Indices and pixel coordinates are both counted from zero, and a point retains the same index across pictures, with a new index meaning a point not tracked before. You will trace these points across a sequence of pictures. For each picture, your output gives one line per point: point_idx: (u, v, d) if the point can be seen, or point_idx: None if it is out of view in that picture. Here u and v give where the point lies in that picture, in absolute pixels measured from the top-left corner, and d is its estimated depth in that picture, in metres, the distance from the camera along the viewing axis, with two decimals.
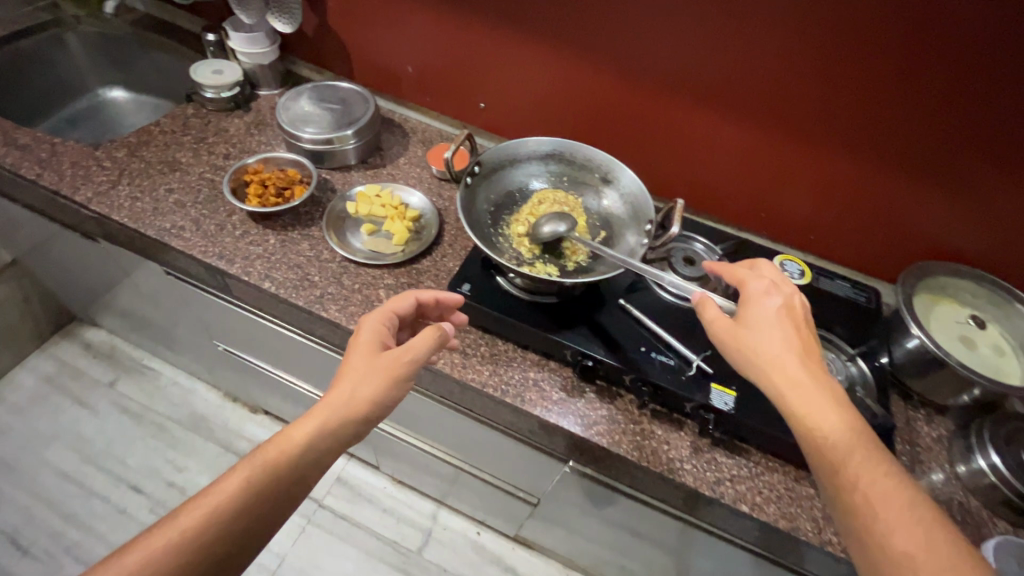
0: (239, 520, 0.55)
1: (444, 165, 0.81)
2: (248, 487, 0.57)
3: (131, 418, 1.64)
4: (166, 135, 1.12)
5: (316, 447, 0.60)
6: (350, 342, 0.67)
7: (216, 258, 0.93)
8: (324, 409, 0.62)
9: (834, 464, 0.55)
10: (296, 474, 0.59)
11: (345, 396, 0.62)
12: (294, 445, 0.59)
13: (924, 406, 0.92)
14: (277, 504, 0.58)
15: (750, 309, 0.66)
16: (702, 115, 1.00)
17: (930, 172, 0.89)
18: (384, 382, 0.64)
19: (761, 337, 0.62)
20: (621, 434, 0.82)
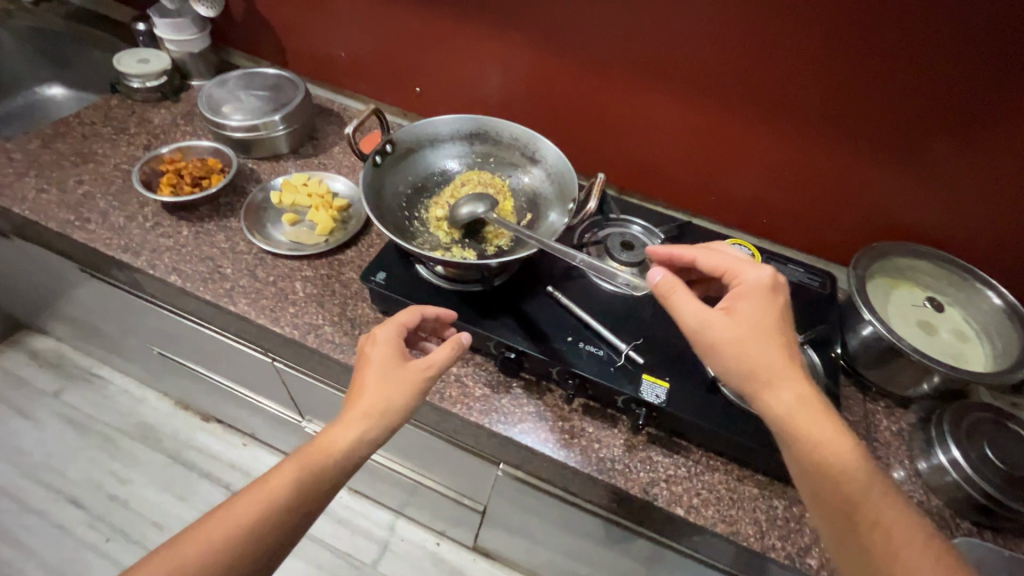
0: (274, 526, 0.56)
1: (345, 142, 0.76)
2: (280, 495, 0.56)
3: (74, 429, 1.57)
4: (84, 126, 1.06)
5: (346, 459, 0.59)
6: (368, 354, 0.64)
7: (120, 250, 0.87)
8: (354, 420, 0.60)
9: (839, 484, 0.54)
10: (329, 483, 0.58)
11: (374, 407, 0.60)
12: (327, 456, 0.58)
13: (883, 398, 0.85)
14: (308, 511, 0.58)
15: (742, 306, 0.61)
16: (643, 91, 0.94)
17: (884, 143, 0.83)
18: (401, 398, 0.61)
19: (759, 349, 0.58)
20: (549, 432, 0.76)
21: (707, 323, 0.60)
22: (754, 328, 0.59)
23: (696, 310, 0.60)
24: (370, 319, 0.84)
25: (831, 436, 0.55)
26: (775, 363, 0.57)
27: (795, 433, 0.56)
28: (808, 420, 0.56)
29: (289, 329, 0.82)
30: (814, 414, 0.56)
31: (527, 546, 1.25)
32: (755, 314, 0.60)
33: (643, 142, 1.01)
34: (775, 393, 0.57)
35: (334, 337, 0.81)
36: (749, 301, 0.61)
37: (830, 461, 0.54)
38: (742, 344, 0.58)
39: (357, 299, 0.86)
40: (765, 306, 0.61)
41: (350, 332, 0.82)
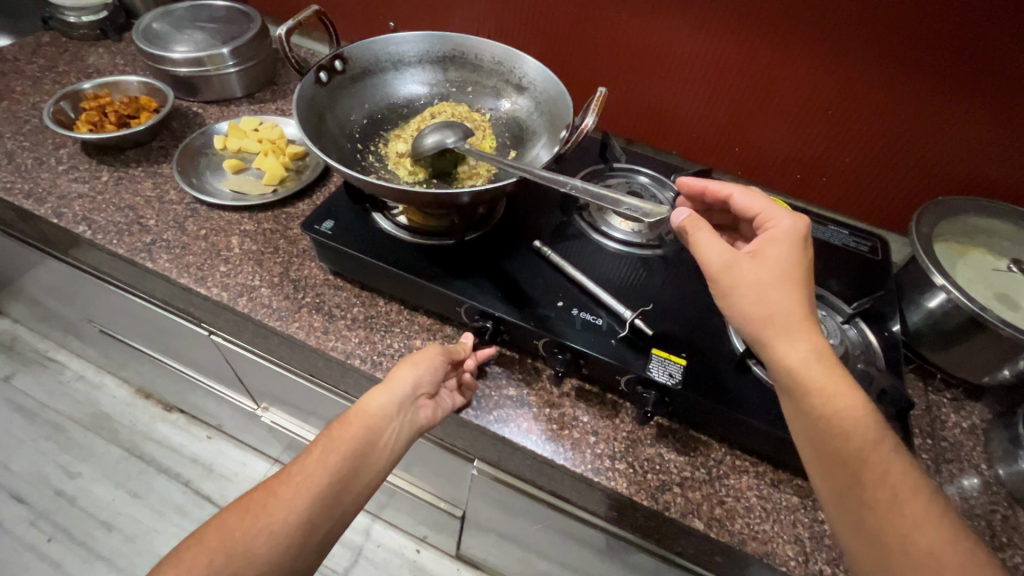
0: (306, 511, 0.47)
1: (284, 52, 0.66)
2: (312, 473, 0.49)
3: (24, 418, 1.43)
4: (5, 63, 0.92)
5: (378, 431, 0.52)
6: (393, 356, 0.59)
7: (22, 196, 0.72)
8: (380, 389, 0.54)
9: (851, 451, 0.42)
10: (362, 461, 0.51)
11: (399, 376, 0.55)
12: (352, 429, 0.51)
13: (950, 388, 0.69)
14: (339, 498, 0.49)
15: (771, 249, 0.47)
16: (654, 17, 0.78)
17: (959, 68, 0.65)
18: (413, 375, 0.55)
19: (779, 300, 0.45)
20: (532, 422, 0.60)
21: (724, 262, 0.47)
22: (782, 273, 0.46)
23: (718, 248, 0.47)
24: (317, 281, 0.69)
25: (849, 395, 0.43)
26: (798, 314, 0.45)
27: (803, 388, 0.43)
28: (828, 377, 0.43)
29: (216, 291, 0.66)
30: (831, 370, 0.44)
31: (515, 557, 1.10)
32: (785, 256, 0.47)
33: (654, 81, 0.85)
34: (793, 344, 0.44)
35: (271, 301, 0.66)
36: (776, 241, 0.48)
37: (840, 422, 0.42)
38: (763, 283, 0.45)
39: (303, 258, 0.71)
40: (799, 255, 0.48)
41: (290, 296, 0.67)
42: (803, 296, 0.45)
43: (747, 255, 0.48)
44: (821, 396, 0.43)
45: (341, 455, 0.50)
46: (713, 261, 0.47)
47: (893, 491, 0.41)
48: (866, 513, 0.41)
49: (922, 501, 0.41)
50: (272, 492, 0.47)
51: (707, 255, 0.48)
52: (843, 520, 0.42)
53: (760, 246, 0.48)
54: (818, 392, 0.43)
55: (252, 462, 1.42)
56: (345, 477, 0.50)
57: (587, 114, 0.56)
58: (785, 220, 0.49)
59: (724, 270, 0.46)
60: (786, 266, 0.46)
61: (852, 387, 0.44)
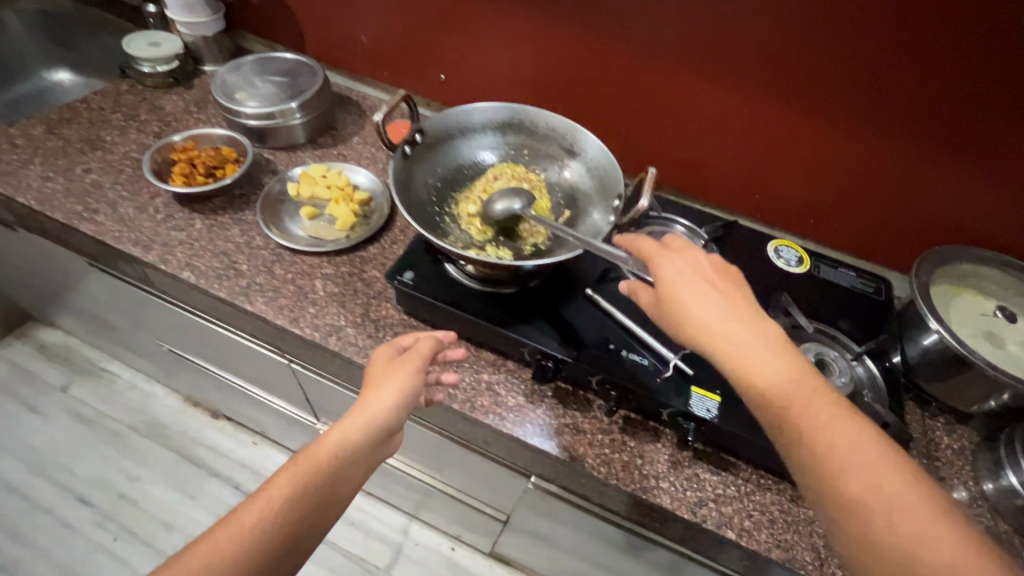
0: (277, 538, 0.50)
1: (375, 130, 0.71)
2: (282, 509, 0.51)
3: (84, 425, 1.54)
4: (92, 112, 1.01)
5: (348, 462, 0.56)
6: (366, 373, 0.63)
7: (130, 244, 0.82)
8: (355, 414, 0.58)
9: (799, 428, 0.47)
10: (337, 484, 0.55)
11: (374, 399, 0.59)
12: (327, 453, 0.55)
13: (943, 413, 0.79)
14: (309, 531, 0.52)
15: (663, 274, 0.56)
16: (688, 78, 0.89)
17: (952, 133, 0.77)
18: (390, 406, 0.59)
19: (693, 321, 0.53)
20: (587, 446, 0.71)
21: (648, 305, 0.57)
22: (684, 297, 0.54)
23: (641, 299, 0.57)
24: (394, 321, 0.79)
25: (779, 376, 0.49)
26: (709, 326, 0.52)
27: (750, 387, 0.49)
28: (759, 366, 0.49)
29: (309, 331, 0.76)
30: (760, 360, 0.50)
31: (548, 556, 1.21)
32: (696, 282, 0.54)
33: (684, 131, 0.95)
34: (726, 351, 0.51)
35: (356, 340, 0.76)
36: (679, 276, 0.55)
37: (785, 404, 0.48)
38: (680, 317, 0.53)
39: (380, 300, 0.81)
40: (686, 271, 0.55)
41: (373, 335, 0.77)
42: (720, 314, 0.52)
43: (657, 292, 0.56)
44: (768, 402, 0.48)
45: (315, 480, 0.54)
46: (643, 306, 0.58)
47: (840, 456, 0.45)
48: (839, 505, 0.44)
49: (893, 479, 0.44)
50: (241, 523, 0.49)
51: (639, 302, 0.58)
52: (825, 516, 0.45)
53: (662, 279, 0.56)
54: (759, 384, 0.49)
55: None
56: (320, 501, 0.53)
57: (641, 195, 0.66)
58: (674, 253, 0.56)
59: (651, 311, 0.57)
60: (695, 295, 0.53)
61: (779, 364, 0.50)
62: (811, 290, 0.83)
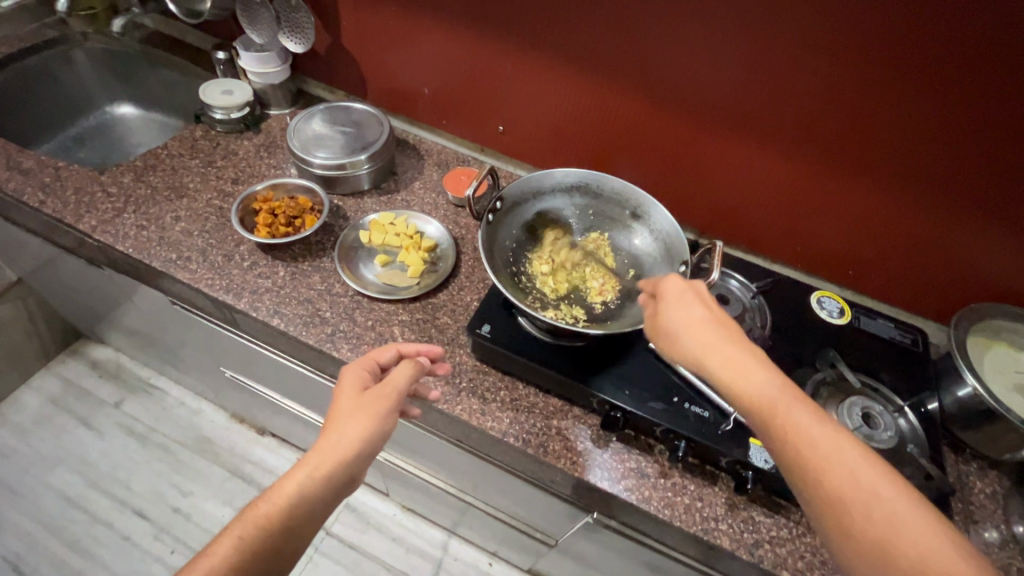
0: (254, 557, 0.58)
1: (466, 201, 0.77)
2: (257, 533, 0.59)
3: (137, 441, 1.62)
4: (173, 159, 1.08)
5: (319, 487, 0.62)
6: (335, 397, 0.69)
7: (222, 292, 0.89)
8: (312, 457, 0.63)
9: (779, 422, 0.53)
10: (290, 528, 0.60)
11: (333, 441, 0.64)
12: (293, 484, 0.62)
13: (976, 459, 0.85)
14: (283, 550, 0.60)
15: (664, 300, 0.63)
16: (735, 144, 0.96)
17: (984, 203, 0.84)
18: (361, 430, 0.65)
19: (691, 328, 0.60)
20: (651, 489, 0.77)
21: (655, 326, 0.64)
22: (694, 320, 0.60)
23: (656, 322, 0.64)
24: (469, 367, 0.85)
25: (770, 383, 0.55)
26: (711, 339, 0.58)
27: (745, 399, 0.55)
28: (763, 379, 0.55)
29: None
30: (758, 367, 0.56)
31: None
32: (694, 305, 0.62)
33: (728, 188, 1.03)
34: (722, 360, 0.57)
35: (436, 386, 0.83)
36: (682, 300, 0.62)
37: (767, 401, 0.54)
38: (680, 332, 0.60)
39: (454, 347, 0.87)
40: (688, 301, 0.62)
41: (451, 381, 0.83)
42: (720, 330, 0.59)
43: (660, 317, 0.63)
44: (761, 406, 0.54)
45: (267, 527, 0.59)
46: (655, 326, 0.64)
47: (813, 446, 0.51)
48: (822, 479, 0.50)
49: (854, 452, 0.51)
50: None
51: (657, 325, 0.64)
52: (808, 499, 0.51)
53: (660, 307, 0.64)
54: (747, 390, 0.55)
55: None
56: (273, 545, 0.59)
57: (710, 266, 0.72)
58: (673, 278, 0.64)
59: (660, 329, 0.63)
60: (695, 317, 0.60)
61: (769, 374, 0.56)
62: (853, 342, 0.89)
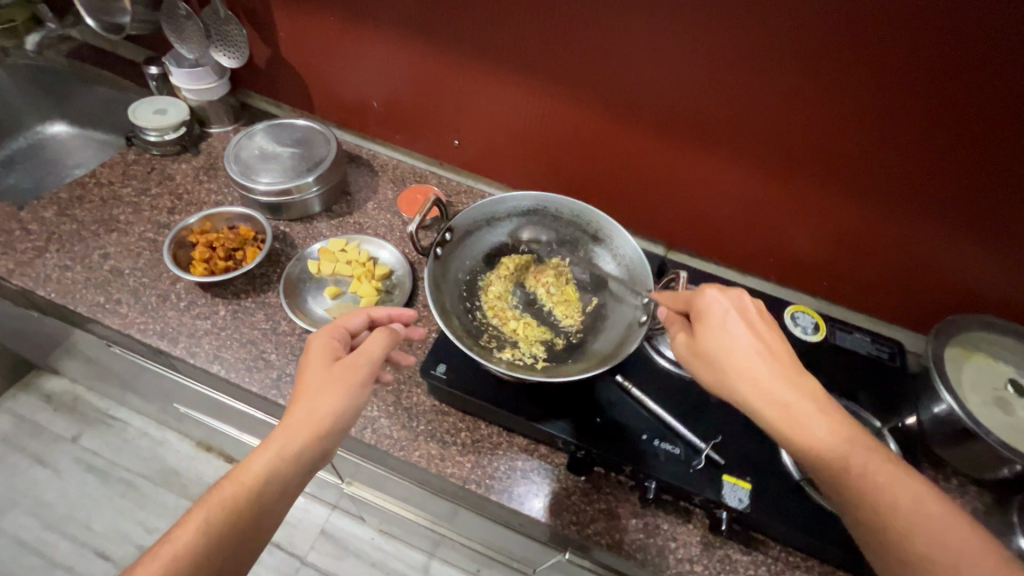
0: (223, 540, 0.52)
1: (409, 240, 0.71)
2: (225, 512, 0.53)
3: (97, 477, 1.54)
4: (102, 188, 1.00)
5: (291, 462, 0.57)
6: (302, 365, 0.63)
7: (156, 337, 0.82)
8: (281, 433, 0.58)
9: (846, 471, 0.50)
10: (260, 509, 0.55)
11: (304, 416, 0.59)
12: (262, 461, 0.56)
13: (956, 475, 0.82)
14: (257, 530, 0.55)
15: (705, 327, 0.58)
16: (700, 154, 0.92)
17: (958, 212, 0.80)
18: (337, 401, 0.60)
19: (736, 354, 0.55)
20: (623, 532, 0.72)
21: (690, 351, 0.58)
22: (744, 350, 0.55)
23: (692, 345, 0.58)
24: (426, 408, 0.80)
25: (836, 427, 0.52)
26: (767, 376, 0.54)
27: (799, 436, 0.52)
28: (824, 417, 0.53)
29: None
30: (826, 414, 0.53)
31: None
32: (737, 322, 0.57)
33: (697, 198, 0.99)
34: (782, 395, 0.53)
35: (391, 432, 0.77)
36: (719, 319, 0.57)
37: (819, 441, 0.51)
38: (722, 352, 0.56)
39: (410, 385, 0.82)
40: (733, 336, 0.56)
41: (407, 425, 0.78)
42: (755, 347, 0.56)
43: (699, 344, 0.58)
44: (803, 428, 0.52)
45: (237, 506, 0.54)
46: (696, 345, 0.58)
47: (881, 496, 0.49)
48: (881, 530, 0.48)
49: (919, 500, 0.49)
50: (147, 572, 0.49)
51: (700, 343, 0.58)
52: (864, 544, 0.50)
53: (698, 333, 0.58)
54: (811, 430, 0.52)
55: (314, 509, 1.56)
56: (243, 529, 0.54)
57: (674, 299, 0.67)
58: (716, 292, 0.59)
59: (697, 355, 0.58)
60: (736, 334, 0.56)
61: (838, 424, 0.53)
62: (824, 361, 0.87)
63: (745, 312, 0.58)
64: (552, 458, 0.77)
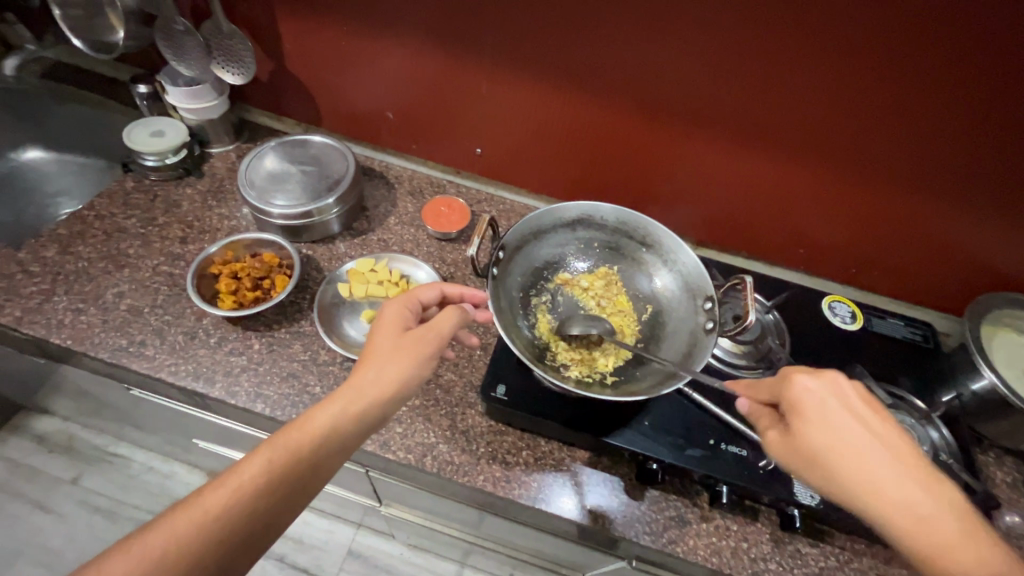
0: (280, 486, 0.50)
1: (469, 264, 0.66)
2: (286, 457, 0.51)
3: (105, 518, 1.46)
4: (104, 220, 0.93)
5: (352, 419, 0.55)
6: (374, 326, 0.61)
7: (190, 378, 0.77)
8: (347, 389, 0.56)
9: None
10: (318, 464, 0.53)
11: (372, 377, 0.56)
12: (325, 414, 0.54)
13: (993, 448, 0.85)
14: (310, 486, 0.52)
15: (803, 410, 0.53)
16: (726, 149, 0.91)
17: (983, 195, 0.82)
18: (404, 366, 0.57)
19: (848, 449, 0.50)
20: (695, 537, 0.73)
21: (784, 440, 0.55)
22: (857, 447, 0.50)
23: (786, 435, 0.54)
24: (483, 429, 0.78)
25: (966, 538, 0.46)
26: (885, 474, 0.49)
27: (924, 541, 0.47)
28: (956, 528, 0.47)
29: (402, 454, 0.75)
30: (957, 523, 0.47)
31: None
32: (842, 416, 0.52)
33: (720, 192, 0.99)
34: (899, 487, 0.49)
35: (452, 457, 0.75)
36: (820, 412, 0.52)
37: (937, 543, 0.46)
38: (827, 452, 0.50)
39: (464, 407, 0.80)
40: (838, 428, 0.51)
41: (467, 449, 0.76)
42: (870, 449, 0.50)
43: (799, 427, 0.53)
44: (917, 535, 0.47)
45: (298, 455, 0.52)
46: (801, 435, 0.52)
47: None
48: None
49: None
50: (206, 504, 0.48)
51: (804, 436, 0.52)
52: None
53: (799, 422, 0.53)
54: (932, 539, 0.47)
55: (338, 528, 1.53)
56: (300, 479, 0.52)
57: (743, 306, 0.65)
58: (810, 380, 0.53)
59: (798, 444, 0.53)
60: (843, 428, 0.51)
61: (971, 530, 0.47)
62: (863, 348, 0.89)
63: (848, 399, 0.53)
64: (614, 468, 0.76)
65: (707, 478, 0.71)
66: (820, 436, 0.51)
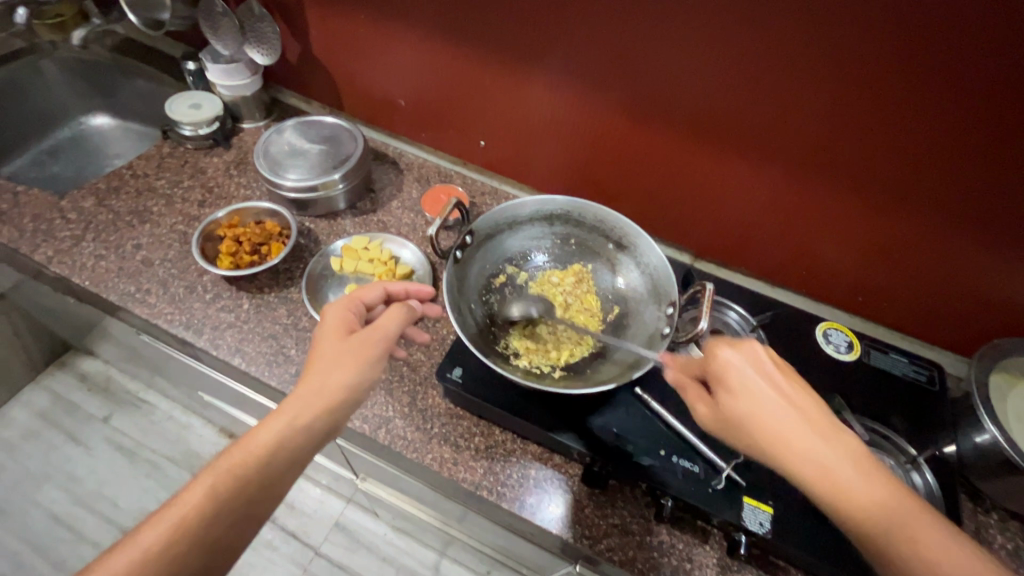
0: (228, 508, 0.51)
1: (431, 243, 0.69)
2: (233, 479, 0.52)
3: (124, 457, 1.59)
4: (138, 179, 1.03)
5: (299, 432, 0.56)
6: (316, 334, 0.62)
7: (181, 328, 0.84)
8: (292, 402, 0.56)
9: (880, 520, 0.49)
10: (269, 479, 0.54)
11: (318, 387, 0.57)
12: (269, 431, 0.55)
13: (996, 509, 0.76)
14: (261, 502, 0.53)
15: (729, 379, 0.55)
16: (725, 161, 0.89)
17: (1002, 229, 0.75)
18: (349, 372, 0.59)
19: (772, 414, 0.53)
20: (635, 548, 0.70)
21: (710, 412, 0.57)
22: (778, 406, 0.53)
23: (709, 408, 0.57)
24: (441, 410, 0.79)
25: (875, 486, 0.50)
26: (807, 429, 0.52)
27: (839, 493, 0.50)
28: (866, 481, 0.50)
29: (359, 423, 0.77)
30: (864, 474, 0.51)
31: None
32: (758, 382, 0.55)
33: (721, 205, 0.95)
34: (828, 446, 0.52)
35: (405, 433, 0.77)
36: (743, 382, 0.55)
37: (846, 493, 0.50)
38: (750, 417, 0.53)
39: (426, 386, 0.82)
40: (762, 397, 0.54)
41: (421, 427, 0.78)
42: (792, 410, 0.53)
43: (727, 397, 0.55)
44: (828, 491, 0.50)
45: (243, 474, 0.53)
46: (732, 407, 0.55)
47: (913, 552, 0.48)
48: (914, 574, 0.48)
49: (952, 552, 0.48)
50: (148, 539, 0.48)
51: (733, 405, 0.55)
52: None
53: (724, 393, 0.56)
54: (850, 493, 0.50)
55: (329, 500, 1.58)
56: (249, 497, 0.53)
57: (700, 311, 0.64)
58: (729, 351, 0.56)
59: (727, 415, 0.55)
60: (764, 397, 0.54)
61: (874, 476, 0.51)
62: (855, 382, 0.84)
63: (760, 365, 0.56)
64: (564, 467, 0.75)
65: (652, 488, 0.69)
66: (745, 404, 0.54)
